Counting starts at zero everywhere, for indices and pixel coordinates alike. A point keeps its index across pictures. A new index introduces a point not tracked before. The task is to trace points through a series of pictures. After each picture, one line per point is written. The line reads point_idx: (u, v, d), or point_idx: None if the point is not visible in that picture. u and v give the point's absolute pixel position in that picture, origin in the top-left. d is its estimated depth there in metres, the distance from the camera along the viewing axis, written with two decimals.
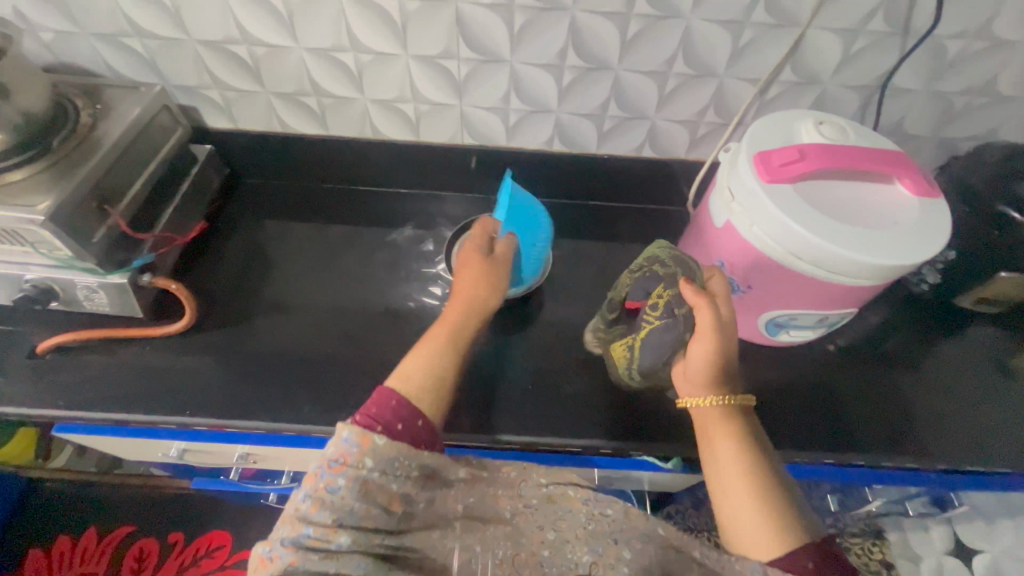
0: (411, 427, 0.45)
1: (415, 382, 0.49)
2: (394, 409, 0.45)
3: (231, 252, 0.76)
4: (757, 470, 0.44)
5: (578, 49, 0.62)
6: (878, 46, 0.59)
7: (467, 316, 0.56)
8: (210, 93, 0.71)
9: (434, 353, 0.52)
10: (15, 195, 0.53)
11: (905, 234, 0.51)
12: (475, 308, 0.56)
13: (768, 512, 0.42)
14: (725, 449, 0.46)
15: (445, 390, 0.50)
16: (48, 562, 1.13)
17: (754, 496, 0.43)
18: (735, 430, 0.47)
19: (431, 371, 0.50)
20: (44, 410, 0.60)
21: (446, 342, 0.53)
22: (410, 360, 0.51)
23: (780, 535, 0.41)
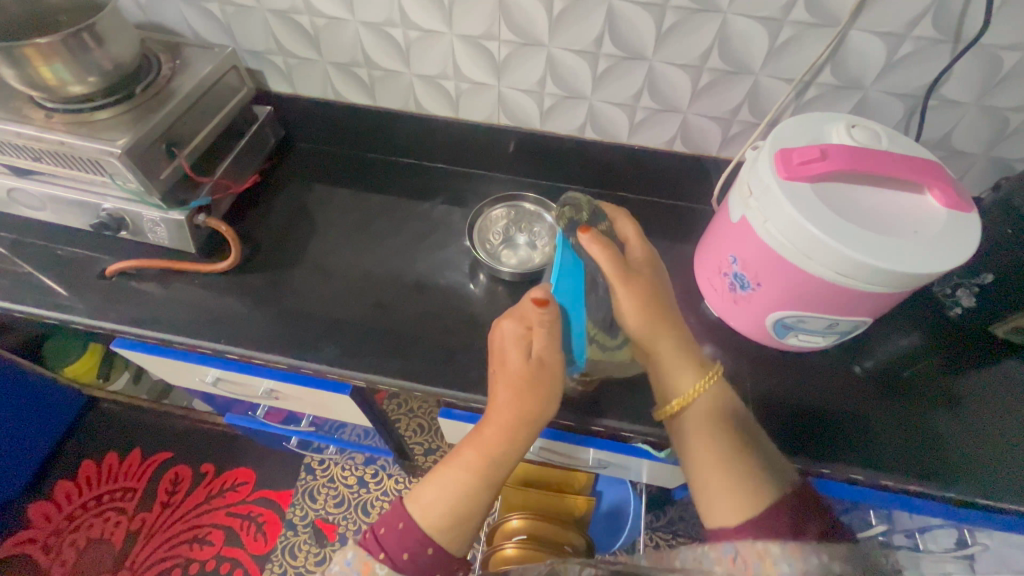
0: (417, 558, 0.49)
1: (434, 517, 0.50)
2: (399, 535, 0.49)
3: (279, 205, 0.83)
4: (725, 451, 0.50)
5: (614, 38, 0.64)
6: (925, 53, 0.59)
7: (506, 433, 0.51)
8: (275, 59, 0.78)
9: (457, 480, 0.50)
10: (100, 131, 0.61)
11: (926, 246, 0.50)
12: (528, 428, 0.51)
13: (738, 466, 0.49)
14: (705, 425, 0.53)
15: (465, 528, 0.50)
16: (98, 473, 1.26)
17: (723, 470, 0.49)
18: (720, 416, 0.53)
19: (448, 500, 0.50)
20: (107, 322, 0.68)
21: (476, 484, 0.50)
22: (444, 471, 0.51)
23: (749, 487, 0.47)
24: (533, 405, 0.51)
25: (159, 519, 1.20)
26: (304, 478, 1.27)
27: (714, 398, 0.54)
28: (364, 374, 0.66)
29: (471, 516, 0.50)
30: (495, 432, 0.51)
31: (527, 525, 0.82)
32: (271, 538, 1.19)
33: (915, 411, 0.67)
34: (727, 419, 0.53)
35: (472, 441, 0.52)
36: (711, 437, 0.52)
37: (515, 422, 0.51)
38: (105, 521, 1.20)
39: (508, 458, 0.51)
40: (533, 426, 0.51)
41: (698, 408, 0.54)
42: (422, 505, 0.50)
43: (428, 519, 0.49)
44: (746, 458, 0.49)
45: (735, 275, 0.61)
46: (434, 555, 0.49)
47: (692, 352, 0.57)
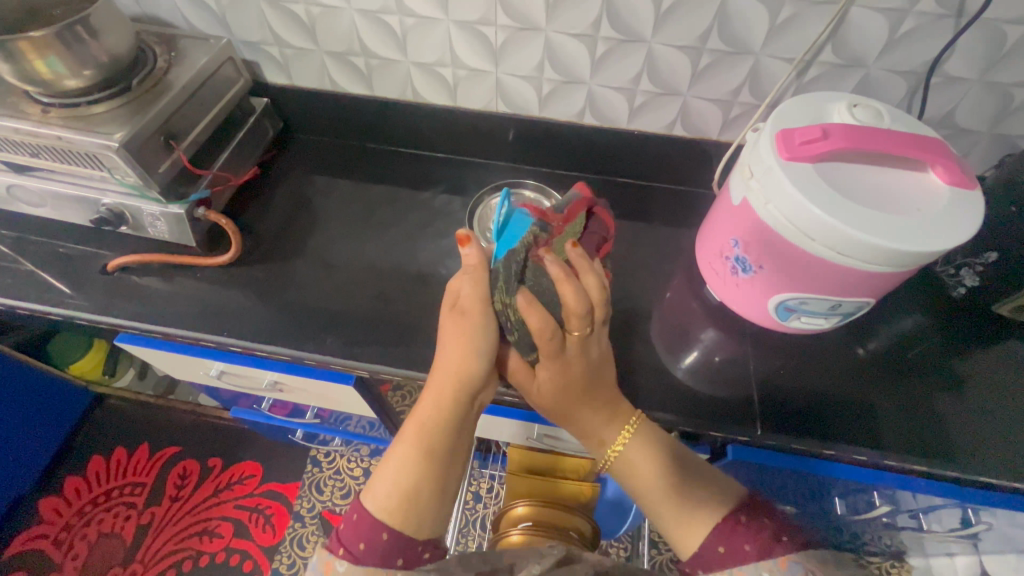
0: (374, 544, 0.46)
1: (383, 500, 0.49)
2: (354, 525, 0.48)
3: (278, 198, 0.82)
4: (666, 480, 0.51)
5: (613, 20, 0.64)
6: (928, 29, 0.58)
7: (440, 397, 0.52)
8: (271, 49, 0.77)
9: (401, 457, 0.50)
10: (98, 124, 0.61)
11: (928, 224, 0.49)
12: (462, 385, 0.51)
13: (687, 495, 0.50)
14: (642, 456, 0.53)
15: (416, 505, 0.48)
16: (107, 468, 1.27)
17: (669, 496, 0.50)
18: (649, 454, 0.53)
19: (395, 480, 0.49)
20: (111, 317, 0.68)
21: (416, 455, 0.50)
22: (389, 457, 0.51)
23: (698, 515, 0.48)
24: (466, 360, 0.51)
25: (168, 513, 1.21)
26: (310, 470, 1.28)
27: (640, 451, 0.53)
28: (368, 364, 0.66)
29: (420, 489, 0.49)
30: (433, 404, 0.52)
31: (532, 512, 0.82)
32: (279, 529, 1.21)
33: (919, 392, 0.67)
34: (649, 446, 0.53)
35: (412, 421, 0.52)
36: (649, 473, 0.52)
37: (447, 382, 0.52)
38: (115, 516, 1.21)
39: (450, 422, 0.51)
40: (461, 382, 0.51)
41: (634, 469, 0.52)
42: (373, 494, 0.49)
43: (379, 502, 0.48)
44: (686, 481, 0.50)
45: (737, 258, 0.61)
46: (390, 538, 0.47)
47: (603, 403, 0.55)
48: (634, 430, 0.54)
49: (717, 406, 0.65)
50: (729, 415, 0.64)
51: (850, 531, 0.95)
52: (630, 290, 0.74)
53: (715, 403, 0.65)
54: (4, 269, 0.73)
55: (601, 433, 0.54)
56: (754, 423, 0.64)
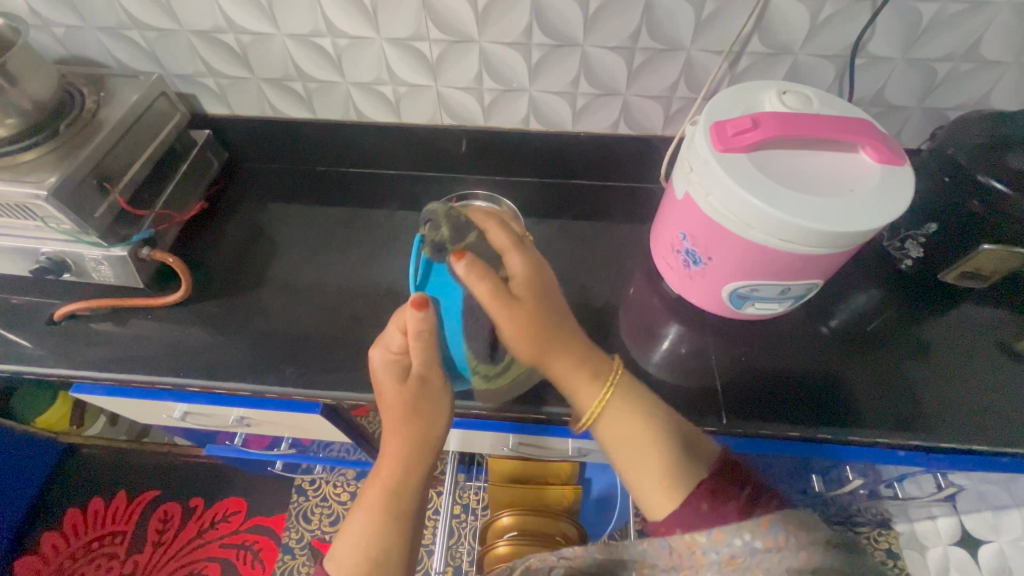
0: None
1: (348, 566, 0.48)
2: None
3: (229, 229, 0.81)
4: (646, 432, 0.50)
5: (543, 27, 0.64)
6: (847, 12, 0.60)
7: (401, 461, 0.52)
8: (206, 80, 0.76)
9: (364, 524, 0.50)
10: (25, 172, 0.59)
11: (862, 203, 0.50)
12: (422, 448, 0.52)
13: (659, 454, 0.49)
14: (623, 414, 0.51)
15: (383, 575, 0.49)
16: (85, 520, 1.23)
17: (652, 456, 0.49)
18: (636, 406, 0.52)
19: (363, 544, 0.49)
20: (60, 369, 0.66)
21: (380, 522, 0.50)
22: (352, 521, 0.51)
23: (678, 477, 0.48)
24: (428, 429, 0.52)
25: (152, 560, 1.18)
26: (296, 500, 1.26)
27: (624, 404, 0.52)
28: (331, 391, 0.65)
29: (390, 555, 0.50)
30: (394, 465, 0.52)
31: (518, 522, 0.83)
32: (268, 564, 1.18)
33: (878, 365, 0.68)
34: (635, 398, 0.52)
35: (373, 480, 0.52)
36: (631, 419, 0.51)
37: (409, 447, 0.52)
38: (95, 569, 1.17)
39: (414, 490, 0.52)
40: (422, 447, 0.52)
41: (616, 422, 0.51)
42: (338, 561, 0.49)
43: (344, 567, 0.48)
44: (665, 438, 0.50)
45: (687, 251, 0.61)
46: None
47: (585, 361, 0.53)
48: (616, 387, 0.52)
49: (683, 397, 0.65)
50: (696, 407, 0.64)
51: (833, 506, 0.97)
52: (590, 290, 0.75)
53: (681, 396, 0.65)
54: None
55: (587, 397, 0.52)
56: (720, 411, 0.64)
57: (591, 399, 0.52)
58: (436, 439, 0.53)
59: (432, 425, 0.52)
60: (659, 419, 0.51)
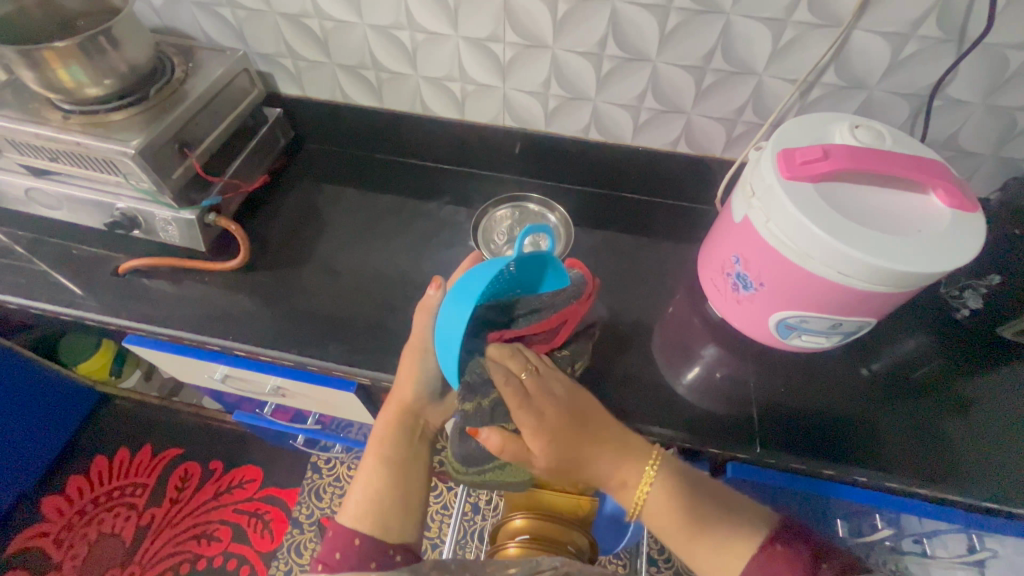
0: (348, 552, 0.52)
1: (352, 510, 0.56)
2: (330, 539, 0.54)
3: (287, 205, 0.84)
4: (694, 510, 0.50)
5: (618, 40, 0.65)
6: (930, 53, 0.59)
7: (388, 429, 0.61)
8: (285, 61, 0.79)
9: (366, 469, 0.59)
10: (115, 131, 0.63)
11: (928, 245, 0.49)
12: (401, 409, 0.62)
13: (718, 524, 0.49)
14: (671, 499, 0.51)
15: (384, 511, 0.56)
16: (110, 468, 1.28)
17: (709, 529, 0.49)
18: (679, 489, 0.51)
19: (365, 493, 0.57)
20: (120, 319, 0.70)
21: (376, 466, 0.59)
22: (358, 476, 0.59)
23: (732, 542, 0.48)
24: (406, 392, 0.62)
25: (168, 515, 1.22)
26: (311, 476, 1.28)
27: (669, 479, 0.51)
28: (370, 371, 0.66)
29: (387, 502, 0.56)
30: (388, 422, 0.61)
31: (530, 525, 0.82)
32: (277, 535, 1.21)
33: (922, 414, 0.66)
34: (678, 477, 0.52)
35: (370, 441, 0.62)
36: (677, 503, 0.50)
37: (393, 407, 0.62)
38: (115, 517, 1.22)
39: (400, 435, 0.61)
40: (402, 413, 0.62)
41: (665, 504, 0.50)
42: (347, 509, 0.56)
43: (352, 515, 0.55)
44: (713, 507, 0.50)
45: (738, 275, 0.61)
46: (362, 543, 0.53)
47: (623, 443, 0.53)
48: (658, 468, 0.52)
49: (717, 421, 0.65)
50: (729, 433, 0.64)
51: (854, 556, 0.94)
52: (631, 303, 0.75)
53: (714, 420, 0.65)
54: (18, 270, 0.74)
55: (630, 479, 0.51)
56: (753, 440, 0.63)
57: (636, 483, 0.51)
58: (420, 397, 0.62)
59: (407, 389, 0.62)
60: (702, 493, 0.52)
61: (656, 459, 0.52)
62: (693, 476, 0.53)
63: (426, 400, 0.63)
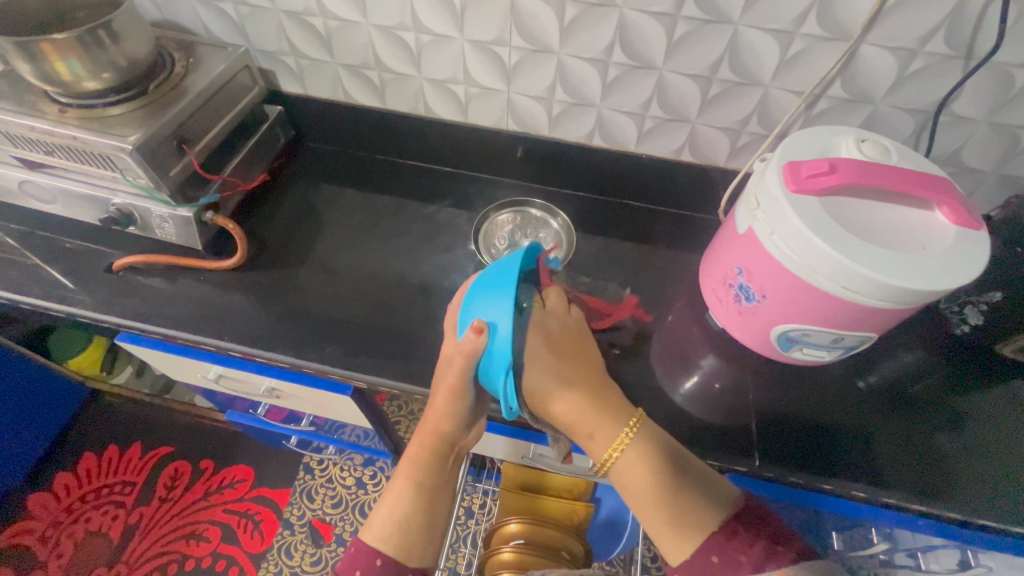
0: (368, 570, 0.53)
1: (376, 532, 0.55)
2: (352, 557, 0.54)
3: (286, 203, 0.83)
4: (658, 483, 0.49)
5: (625, 47, 0.65)
6: (937, 68, 0.59)
7: (419, 456, 0.57)
8: (287, 59, 0.78)
9: (395, 493, 0.57)
10: (113, 126, 0.62)
11: (932, 262, 0.49)
12: (433, 438, 0.57)
13: (677, 500, 0.48)
14: (637, 466, 0.50)
15: (408, 537, 0.55)
16: (98, 466, 1.26)
17: (664, 504, 0.48)
18: (649, 460, 0.50)
19: (391, 517, 0.56)
20: (112, 317, 0.69)
21: (404, 494, 0.56)
22: (384, 496, 0.57)
23: (686, 520, 0.47)
24: (443, 425, 0.57)
25: (157, 514, 1.20)
26: (302, 477, 1.27)
27: (642, 449, 0.50)
28: (366, 375, 0.66)
29: (413, 527, 0.55)
30: (420, 444, 0.57)
31: (524, 531, 0.81)
32: (268, 536, 1.19)
33: (919, 429, 0.66)
34: (651, 449, 0.51)
35: (402, 459, 0.59)
36: (642, 470, 0.50)
37: (427, 436, 0.57)
38: (103, 514, 1.20)
39: (433, 463, 0.58)
40: (436, 445, 0.57)
41: (634, 472, 0.50)
42: (371, 529, 0.56)
43: (376, 534, 0.55)
44: (678, 484, 0.49)
45: (740, 286, 0.61)
46: (384, 565, 0.53)
47: (604, 401, 0.53)
48: (632, 437, 0.51)
49: (716, 433, 0.64)
50: (728, 444, 0.63)
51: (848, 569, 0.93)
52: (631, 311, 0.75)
53: (713, 431, 0.64)
54: (10, 263, 0.73)
55: (599, 442, 0.52)
56: (752, 452, 0.63)
57: (604, 441, 0.51)
58: (459, 427, 0.57)
59: (442, 422, 0.56)
60: (675, 472, 0.50)
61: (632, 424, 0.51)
62: (669, 450, 0.51)
63: (462, 432, 0.58)
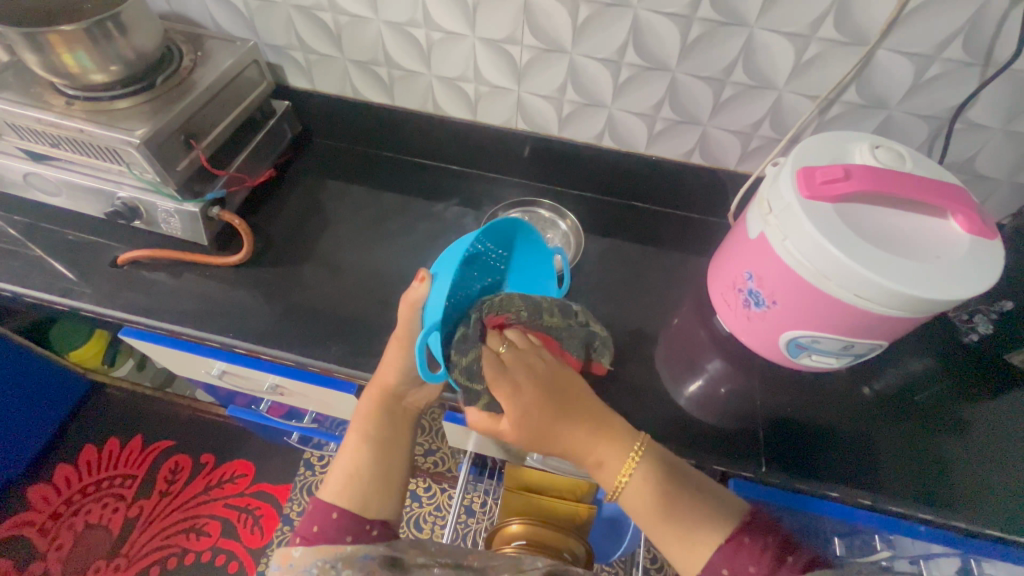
0: (326, 526, 0.51)
1: (332, 485, 0.54)
2: (310, 516, 0.52)
3: (293, 199, 0.83)
4: (669, 501, 0.48)
5: (638, 48, 0.64)
6: (954, 75, 0.58)
7: (370, 410, 0.58)
8: (296, 54, 0.78)
9: (351, 449, 0.56)
10: (120, 119, 0.61)
11: (946, 272, 0.49)
12: (381, 391, 0.59)
13: (686, 515, 0.48)
14: (646, 491, 0.49)
15: (365, 486, 0.54)
16: (99, 458, 1.26)
17: (679, 523, 0.47)
18: (655, 479, 0.50)
19: (346, 469, 0.54)
20: (117, 311, 0.68)
21: (360, 446, 0.56)
22: (339, 455, 0.56)
23: (702, 533, 0.47)
24: (390, 377, 0.59)
25: (157, 508, 1.20)
26: (303, 473, 1.27)
27: (649, 471, 0.50)
28: (372, 374, 0.65)
29: (369, 475, 0.54)
30: (370, 402, 0.59)
31: (526, 531, 0.81)
32: (268, 531, 1.19)
33: (926, 438, 0.66)
34: (658, 469, 0.50)
35: (353, 420, 0.59)
36: (652, 492, 0.49)
37: (376, 391, 0.59)
38: (103, 507, 1.20)
39: (383, 417, 0.58)
40: (384, 396, 0.59)
41: (643, 494, 0.49)
42: (327, 484, 0.54)
43: (333, 487, 0.54)
44: (686, 498, 0.48)
45: (750, 291, 0.60)
46: (341, 517, 0.51)
47: (606, 425, 0.52)
48: (639, 459, 0.50)
49: (723, 438, 0.64)
50: (735, 449, 0.63)
51: None
52: (638, 314, 0.74)
53: (720, 436, 0.64)
54: (12, 255, 0.73)
55: (607, 466, 0.50)
56: (759, 457, 0.63)
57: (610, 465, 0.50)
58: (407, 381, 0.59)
59: (390, 377, 0.59)
60: (684, 487, 0.49)
61: (637, 447, 0.50)
62: (673, 467, 0.51)
63: (409, 387, 0.60)
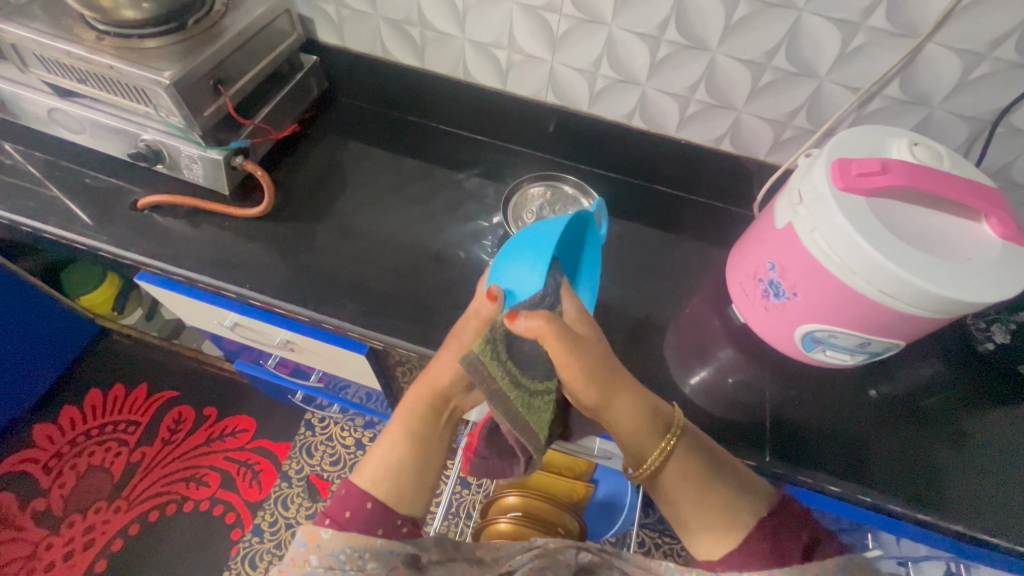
0: (357, 514, 0.49)
1: (367, 474, 0.53)
2: (341, 498, 0.50)
3: (314, 157, 0.82)
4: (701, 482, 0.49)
5: (680, 24, 0.63)
6: (1000, 77, 0.57)
7: (415, 405, 0.56)
8: (328, 8, 0.77)
9: (391, 440, 0.54)
10: (150, 59, 0.61)
11: (974, 273, 0.48)
12: (432, 391, 0.56)
13: (716, 496, 0.49)
14: (679, 473, 0.50)
15: (402, 483, 0.53)
16: (105, 403, 1.28)
17: (709, 502, 0.48)
18: (692, 462, 0.50)
19: (384, 461, 0.53)
20: (135, 255, 0.68)
21: (401, 441, 0.54)
22: (376, 445, 0.55)
23: (731, 518, 0.47)
24: (444, 376, 0.55)
25: (159, 455, 1.22)
26: (304, 433, 1.29)
27: (686, 452, 0.50)
28: (385, 336, 0.65)
29: (405, 471, 0.53)
30: (416, 396, 0.56)
31: (523, 503, 0.82)
32: (266, 486, 1.21)
33: (931, 443, 0.66)
34: (695, 452, 0.51)
35: (394, 412, 0.57)
36: (687, 474, 0.50)
37: (428, 387, 0.56)
38: (107, 450, 1.22)
39: (428, 415, 0.56)
40: (432, 396, 0.56)
41: (676, 472, 0.50)
42: (362, 473, 0.53)
43: (367, 477, 0.52)
44: (717, 480, 0.49)
45: (771, 282, 0.60)
46: (373, 508, 0.50)
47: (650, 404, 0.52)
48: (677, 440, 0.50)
49: (729, 425, 0.64)
50: (740, 437, 0.63)
51: None
52: (652, 298, 0.74)
53: (725, 423, 0.64)
54: (32, 192, 0.73)
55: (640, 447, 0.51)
56: (763, 447, 0.63)
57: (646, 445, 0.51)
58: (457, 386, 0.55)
59: (443, 373, 0.55)
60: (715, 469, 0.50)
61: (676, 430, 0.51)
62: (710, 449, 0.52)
63: (460, 390, 0.56)
